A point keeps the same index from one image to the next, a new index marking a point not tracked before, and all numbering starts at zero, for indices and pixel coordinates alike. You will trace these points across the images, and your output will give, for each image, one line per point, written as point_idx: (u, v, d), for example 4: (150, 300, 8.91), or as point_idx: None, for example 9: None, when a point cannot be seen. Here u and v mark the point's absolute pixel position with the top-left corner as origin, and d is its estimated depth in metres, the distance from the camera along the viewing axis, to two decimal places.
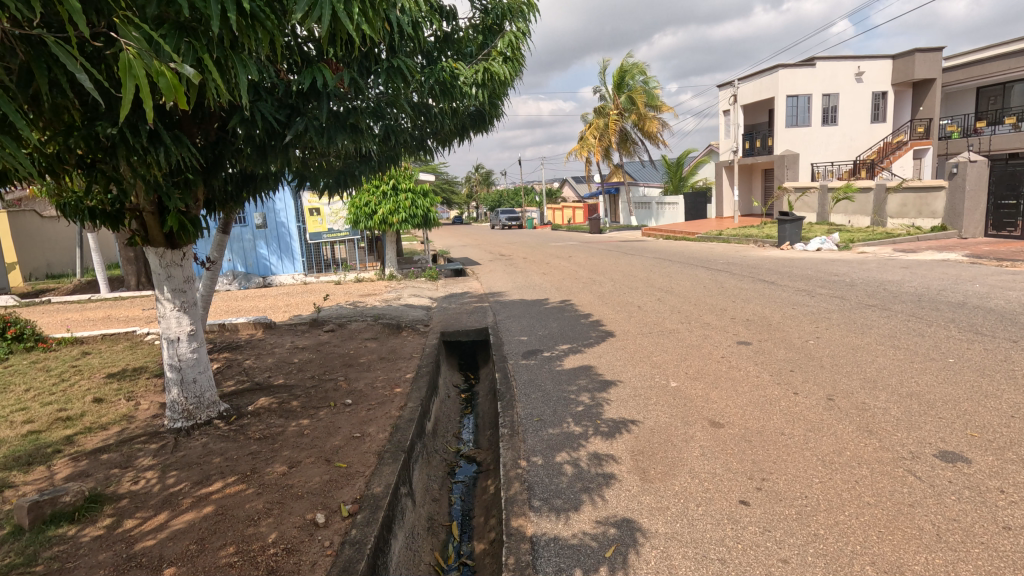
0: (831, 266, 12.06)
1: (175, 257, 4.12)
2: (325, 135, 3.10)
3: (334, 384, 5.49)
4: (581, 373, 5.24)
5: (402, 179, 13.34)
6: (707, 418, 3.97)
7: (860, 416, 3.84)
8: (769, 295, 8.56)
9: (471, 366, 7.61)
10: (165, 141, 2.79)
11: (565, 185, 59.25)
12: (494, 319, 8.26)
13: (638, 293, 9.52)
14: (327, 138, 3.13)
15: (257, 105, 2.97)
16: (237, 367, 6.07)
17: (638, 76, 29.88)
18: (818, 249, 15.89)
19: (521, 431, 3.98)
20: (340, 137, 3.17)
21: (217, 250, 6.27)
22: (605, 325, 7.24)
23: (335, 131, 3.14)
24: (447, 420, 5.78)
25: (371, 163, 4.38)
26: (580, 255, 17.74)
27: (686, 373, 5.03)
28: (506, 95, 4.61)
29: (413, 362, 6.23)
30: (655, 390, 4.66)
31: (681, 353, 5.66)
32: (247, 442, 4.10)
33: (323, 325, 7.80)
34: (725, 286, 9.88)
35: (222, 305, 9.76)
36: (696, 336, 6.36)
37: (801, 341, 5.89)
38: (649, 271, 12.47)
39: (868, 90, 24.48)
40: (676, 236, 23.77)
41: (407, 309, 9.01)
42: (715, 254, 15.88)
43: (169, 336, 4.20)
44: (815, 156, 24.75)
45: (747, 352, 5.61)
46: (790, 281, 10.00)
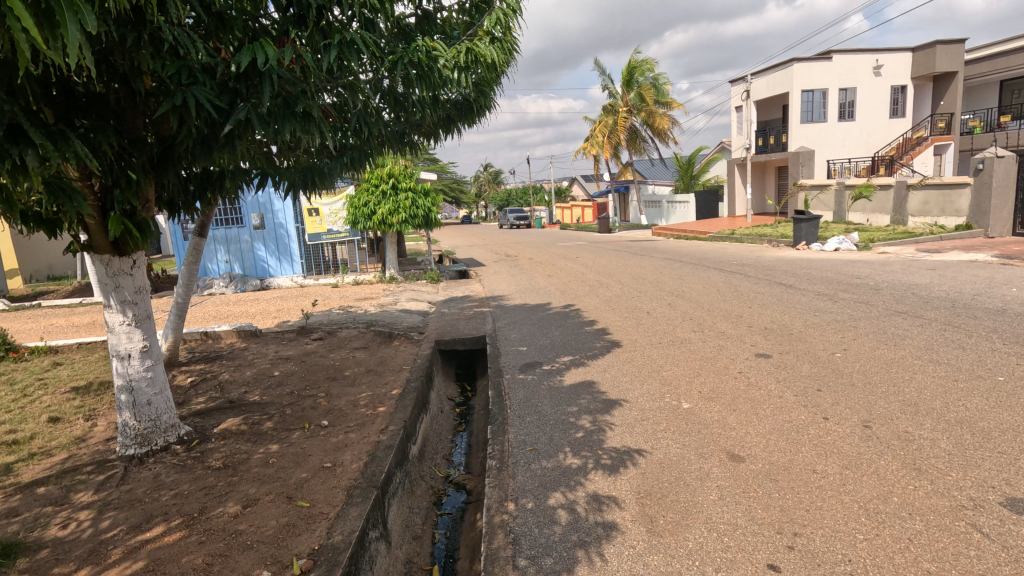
0: (852, 267, 11.44)
1: (124, 264, 3.66)
2: (271, 124, 2.65)
3: (313, 401, 5.03)
4: (582, 391, 4.74)
5: (402, 178, 12.90)
6: (725, 450, 3.46)
7: (904, 449, 3.31)
8: (788, 301, 8.00)
9: (468, 377, 7.14)
10: (42, 137, 2.34)
11: (575, 184, 58.66)
12: (493, 326, 7.77)
13: (647, 298, 8.99)
14: (273, 129, 2.68)
15: (189, 88, 2.52)
16: (213, 381, 5.63)
17: (647, 71, 29.20)
18: (836, 249, 15.26)
19: (511, 464, 3.49)
20: (289, 126, 2.71)
21: (193, 255, 5.85)
22: (611, 334, 6.73)
23: (282, 120, 2.68)
24: (436, 440, 5.30)
25: (345, 160, 3.96)
26: (588, 256, 17.21)
27: (700, 392, 4.51)
28: (494, 80, 4.15)
29: (402, 376, 5.76)
30: (665, 413, 4.14)
31: (695, 368, 5.14)
32: (204, 473, 3.65)
33: (311, 333, 7.35)
34: (740, 289, 9.32)
35: (212, 311, 9.37)
36: (710, 347, 5.83)
37: (827, 354, 5.35)
38: (659, 273, 11.93)
39: (886, 85, 23.69)
40: (687, 236, 23.14)
41: (403, 314, 8.55)
42: (729, 255, 15.29)
43: (118, 353, 3.75)
44: (831, 152, 23.98)
45: (768, 367, 5.08)
46: (810, 284, 9.42)
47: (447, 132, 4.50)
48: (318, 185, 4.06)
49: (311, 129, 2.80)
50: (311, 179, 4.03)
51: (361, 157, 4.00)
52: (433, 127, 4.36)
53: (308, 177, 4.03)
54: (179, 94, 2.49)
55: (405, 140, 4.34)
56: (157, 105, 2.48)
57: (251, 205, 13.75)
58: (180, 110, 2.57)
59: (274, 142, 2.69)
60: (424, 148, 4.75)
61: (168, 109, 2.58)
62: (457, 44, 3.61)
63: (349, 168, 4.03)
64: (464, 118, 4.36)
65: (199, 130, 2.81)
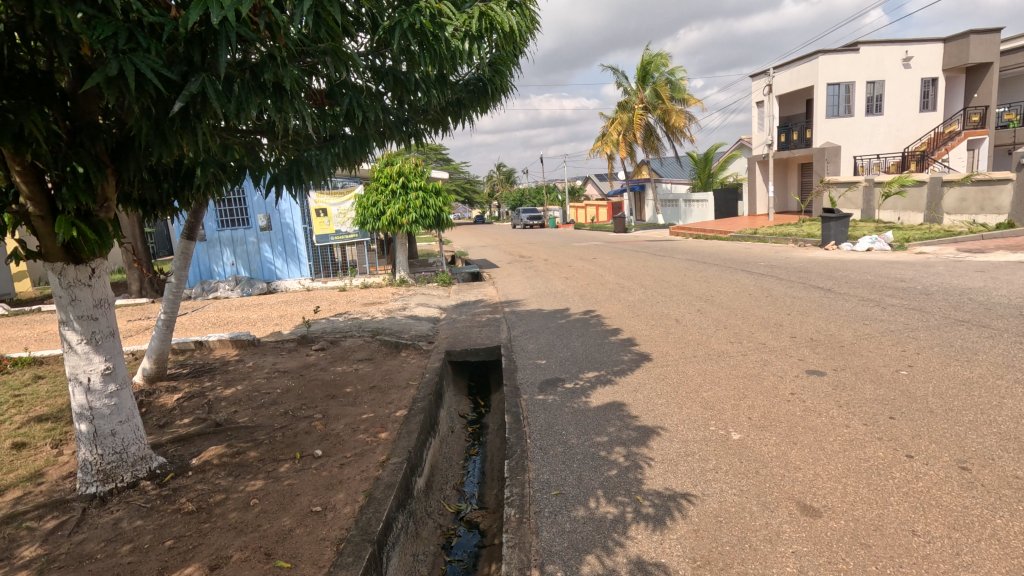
0: (892, 269, 10.68)
1: (81, 274, 3.15)
2: (235, 101, 2.10)
3: (309, 424, 4.49)
4: (612, 415, 4.13)
5: (412, 176, 12.39)
6: (794, 499, 2.84)
7: (1022, 502, 2.67)
8: (831, 307, 7.31)
9: (482, 392, 6.57)
10: None
11: (589, 183, 58.00)
12: (508, 335, 7.17)
13: (673, 303, 8.35)
14: (238, 107, 2.12)
15: (127, 55, 1.97)
16: (202, 399, 5.13)
17: (663, 67, 28.42)
18: (869, 249, 14.45)
19: (533, 514, 2.90)
20: (257, 104, 2.15)
21: (181, 262, 5.35)
22: (638, 345, 6.10)
23: (248, 95, 2.12)
24: (445, 468, 4.72)
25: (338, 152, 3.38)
26: (605, 257, 16.57)
27: (749, 420, 3.88)
28: (510, 57, 3.63)
29: (408, 394, 5.19)
30: (713, 446, 3.52)
31: (740, 390, 4.50)
32: (171, 519, 3.12)
33: (312, 343, 6.82)
34: (774, 293, 8.65)
35: (212, 317, 8.91)
36: (752, 363, 5.18)
37: (891, 371, 4.67)
38: (683, 276, 11.25)
39: (916, 77, 22.72)
40: (707, 236, 22.40)
41: (411, 321, 7.99)
42: (754, 256, 14.55)
43: (77, 381, 3.23)
44: (858, 148, 23.07)
45: (824, 388, 4.42)
46: (851, 288, 8.70)
47: (456, 120, 3.98)
48: (307, 182, 3.40)
49: (287, 110, 2.25)
50: (299, 174, 3.37)
51: (356, 148, 3.42)
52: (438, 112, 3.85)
53: (293, 172, 3.34)
54: (114, 63, 1.94)
55: (406, 129, 3.81)
56: (85, 78, 1.94)
57: (257, 205, 13.27)
58: (115, 83, 2.03)
59: (241, 128, 2.13)
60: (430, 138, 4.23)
61: (103, 85, 2.04)
62: (469, 9, 3.04)
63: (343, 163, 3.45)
64: (476, 102, 3.83)
65: (147, 110, 2.26)
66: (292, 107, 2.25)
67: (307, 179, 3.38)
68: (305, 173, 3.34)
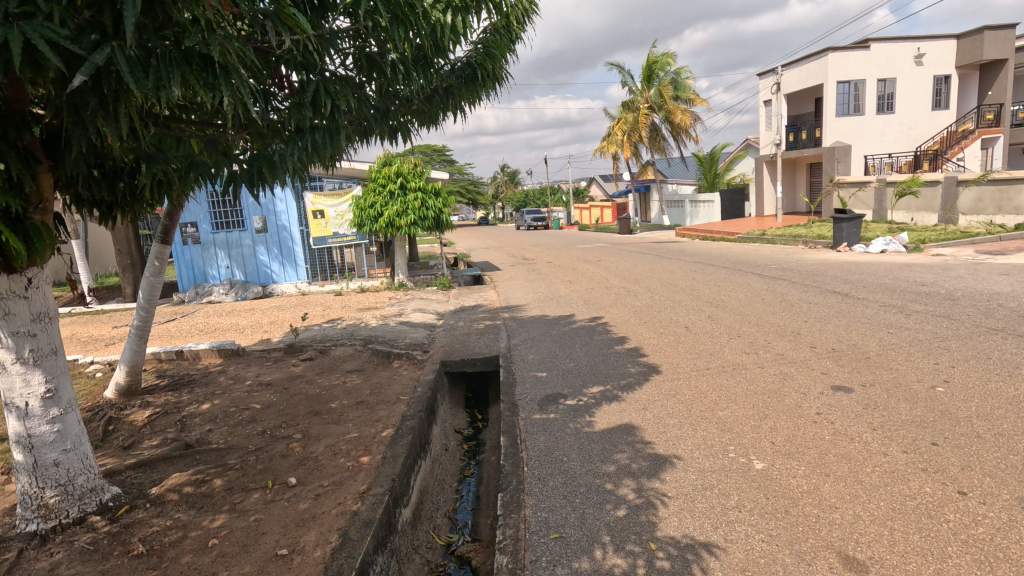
0: (910, 272, 10.23)
1: (14, 285, 2.78)
2: (150, 73, 1.78)
3: (286, 446, 4.09)
4: (620, 441, 3.71)
5: (411, 177, 12.04)
6: (835, 549, 2.43)
7: None
8: (851, 314, 6.87)
9: (479, 404, 6.18)
10: None
11: (594, 184, 57.59)
12: (507, 343, 6.77)
13: (682, 309, 7.93)
14: (156, 80, 1.82)
15: (17, 19, 1.62)
16: (174, 416, 4.76)
17: (668, 66, 27.98)
18: (883, 251, 14.00)
19: (528, 564, 2.51)
20: (179, 76, 1.85)
21: (154, 268, 5.01)
22: (647, 356, 5.68)
23: (170, 67, 1.81)
24: (437, 493, 4.32)
25: (309, 143, 2.95)
26: (610, 259, 16.16)
27: (774, 445, 3.47)
28: (501, 39, 3.39)
29: (397, 410, 4.79)
30: (734, 478, 3.11)
31: (761, 409, 4.08)
32: (116, 563, 2.74)
33: (300, 353, 6.44)
34: (789, 298, 8.21)
35: (200, 323, 8.57)
36: (773, 377, 4.75)
37: (927, 388, 4.24)
38: (692, 279, 10.82)
39: (928, 74, 22.21)
40: (713, 237, 21.96)
41: (406, 328, 7.59)
42: (764, 257, 14.10)
43: (13, 405, 2.86)
44: (868, 147, 22.55)
45: (855, 407, 3.99)
46: (870, 292, 8.25)
47: (444, 113, 3.73)
48: (270, 180, 2.93)
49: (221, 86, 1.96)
50: (261, 171, 2.92)
51: (325, 139, 2.99)
52: (423, 99, 3.58)
53: (255, 170, 2.88)
54: None
55: (387, 120, 3.52)
56: None
57: (253, 207, 12.95)
58: (2, 52, 1.69)
59: (163, 111, 1.83)
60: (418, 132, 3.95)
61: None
62: None
63: (314, 157, 3.02)
64: (465, 90, 3.58)
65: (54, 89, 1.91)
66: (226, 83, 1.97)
67: (269, 177, 2.93)
68: (268, 170, 2.88)
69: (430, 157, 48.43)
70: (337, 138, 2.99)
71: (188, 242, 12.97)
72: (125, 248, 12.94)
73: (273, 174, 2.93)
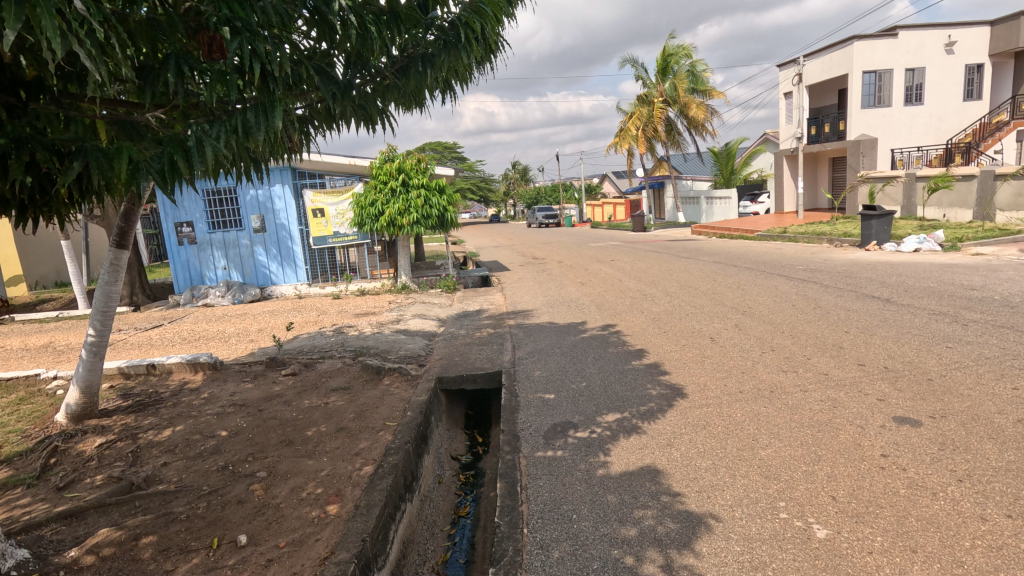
0: (952, 273, 9.44)
1: None
2: None
3: (246, 489, 3.47)
4: (641, 492, 3.04)
5: (414, 173, 11.39)
6: None
7: None
8: (899, 324, 6.12)
9: (480, 425, 5.53)
10: None
11: (607, 180, 56.78)
12: (512, 356, 6.12)
13: (705, 316, 7.22)
14: None
15: None
16: (128, 447, 4.16)
17: (683, 58, 27.11)
18: (916, 250, 13.15)
19: None
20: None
21: (110, 272, 4.44)
22: (669, 375, 4.97)
23: None
24: (424, 542, 3.68)
25: (238, 124, 2.45)
26: (625, 258, 15.44)
27: (838, 504, 2.77)
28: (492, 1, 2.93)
29: (381, 441, 4.15)
30: (791, 553, 2.42)
31: (812, 448, 3.37)
32: None
33: (282, 368, 5.82)
34: (823, 304, 7.46)
35: (185, 330, 8.01)
36: (820, 405, 4.03)
37: (1014, 422, 3.51)
38: (712, 282, 10.10)
39: (959, 64, 21.16)
40: (731, 234, 21.14)
41: (402, 337, 6.96)
42: (789, 257, 13.32)
43: None
44: (896, 140, 21.52)
45: (929, 448, 3.27)
46: (914, 298, 7.47)
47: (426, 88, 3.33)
48: (185, 173, 2.37)
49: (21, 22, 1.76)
50: (174, 161, 2.35)
51: (257, 118, 2.47)
52: (394, 69, 3.19)
53: (165, 161, 2.34)
54: None
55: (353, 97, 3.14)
56: None
57: (251, 205, 12.41)
58: None
59: None
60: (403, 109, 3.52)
61: None
62: None
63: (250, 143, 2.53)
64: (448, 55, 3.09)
65: None
66: (11, 13, 1.79)
67: (184, 169, 2.36)
68: (181, 160, 2.34)
69: (441, 154, 48.14)
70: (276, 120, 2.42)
71: (184, 242, 12.45)
72: None
73: (187, 169, 2.40)
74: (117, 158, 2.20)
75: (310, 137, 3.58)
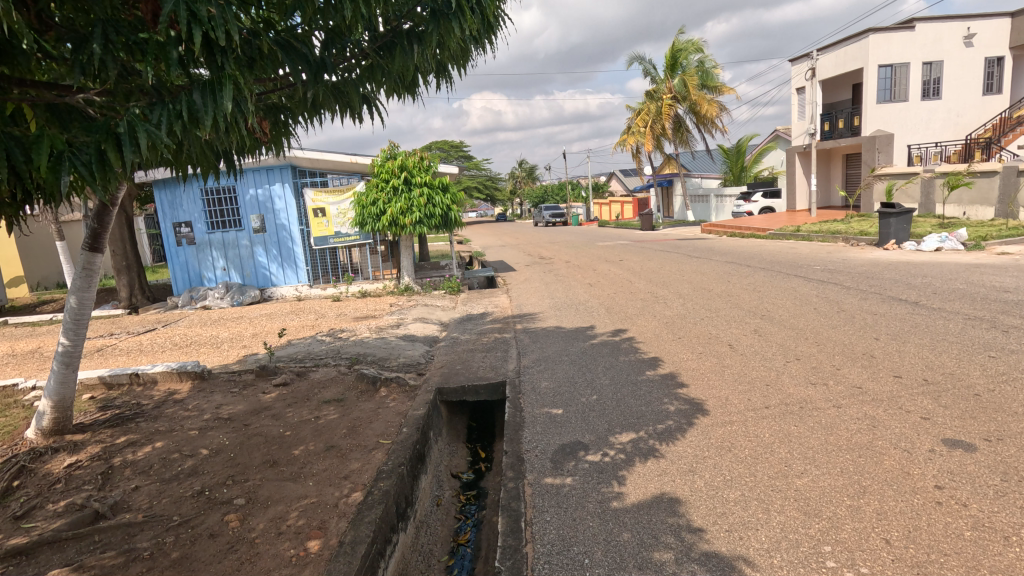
0: (981, 273, 8.98)
1: None
2: None
3: (219, 520, 3.12)
4: (661, 530, 2.65)
5: (416, 171, 11.04)
6: None
7: None
8: (933, 330, 5.69)
9: (483, 439, 5.17)
10: None
11: (614, 178, 56.32)
12: (517, 365, 5.75)
13: (722, 321, 6.81)
14: None
15: None
16: (98, 467, 3.83)
17: (692, 54, 26.63)
18: (938, 249, 12.66)
19: None
20: None
21: (83, 277, 4.10)
22: (687, 389, 4.58)
23: None
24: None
25: (182, 107, 2.24)
26: (634, 257, 15.05)
27: (895, 551, 2.38)
28: None
29: (374, 462, 3.79)
30: None
31: (855, 478, 2.98)
32: None
33: (273, 377, 5.49)
34: (847, 308, 7.04)
35: (178, 334, 7.71)
36: (857, 425, 3.63)
37: None
38: (727, 283, 9.69)
39: (979, 56, 20.54)
40: (742, 233, 20.66)
41: (402, 344, 6.59)
42: (804, 257, 12.86)
43: None
44: (912, 136, 20.94)
45: (990, 479, 2.87)
46: (945, 301, 7.03)
47: (409, 73, 3.11)
48: (116, 164, 2.15)
49: None
50: (103, 150, 2.14)
51: (203, 99, 2.24)
52: (377, 48, 3.02)
53: (93, 152, 2.14)
54: None
55: (331, 79, 2.98)
56: None
57: (250, 204, 12.08)
58: None
59: None
60: (386, 98, 3.30)
61: None
62: None
63: (198, 130, 2.32)
64: (437, 31, 2.84)
65: None
66: None
67: (115, 159, 2.15)
68: (110, 149, 2.13)
69: (448, 153, 47.88)
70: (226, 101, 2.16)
71: (183, 242, 12.21)
72: (120, 249, 12.34)
73: (120, 160, 2.20)
74: (35, 151, 2.01)
75: (286, 125, 3.38)
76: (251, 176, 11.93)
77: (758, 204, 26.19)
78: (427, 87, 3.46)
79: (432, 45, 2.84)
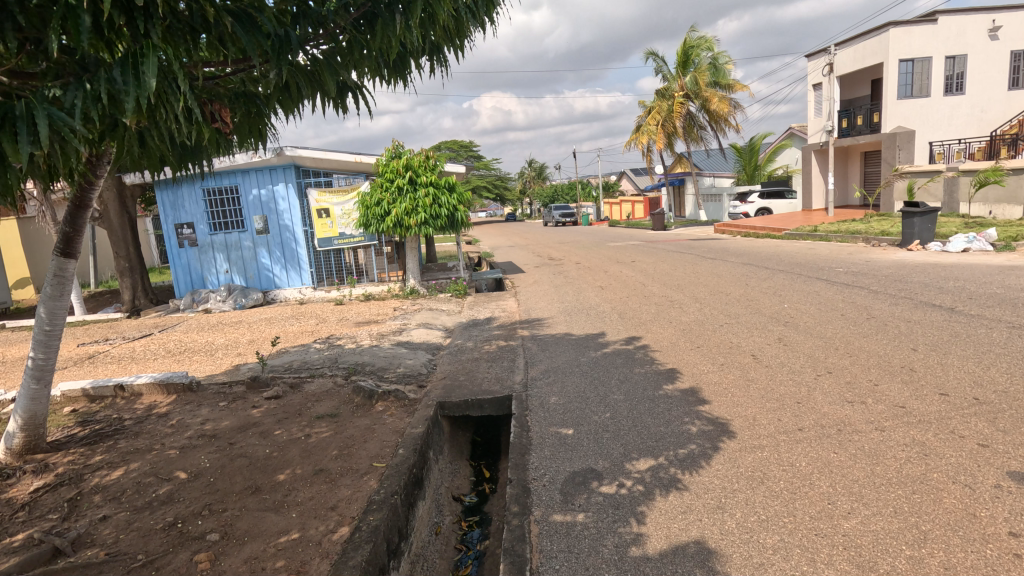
0: (1016, 276, 8.49)
1: None
2: None
3: (189, 560, 2.79)
4: None
5: (421, 171, 10.71)
6: None
7: None
8: (977, 340, 5.24)
9: (488, 457, 4.81)
10: None
11: (625, 177, 55.76)
12: (525, 376, 5.37)
13: (743, 329, 6.40)
14: None
15: None
16: (67, 493, 3.52)
17: (705, 51, 26.09)
18: (965, 250, 12.12)
19: None
20: None
21: (54, 287, 3.77)
22: (710, 406, 4.19)
23: None
24: None
25: (99, 91, 2.12)
26: (647, 259, 14.62)
27: None
28: None
29: (366, 490, 3.44)
30: None
31: (913, 521, 2.58)
32: None
33: (265, 390, 5.16)
34: (878, 314, 6.60)
35: (173, 341, 7.43)
36: (906, 453, 3.22)
37: None
38: (745, 286, 9.25)
39: (1004, 50, 19.87)
40: (757, 232, 20.13)
41: (403, 352, 6.23)
42: (824, 257, 12.38)
43: None
44: (934, 133, 20.28)
45: None
46: (983, 307, 6.57)
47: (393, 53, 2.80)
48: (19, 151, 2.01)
49: None
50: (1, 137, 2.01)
51: (123, 76, 2.09)
52: (353, 23, 2.76)
53: None
54: None
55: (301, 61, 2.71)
56: None
57: (253, 205, 11.81)
58: None
59: None
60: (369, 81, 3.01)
61: None
62: None
63: (120, 114, 2.17)
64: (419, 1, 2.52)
65: None
66: None
67: (15, 147, 2.01)
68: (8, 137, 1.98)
69: (457, 153, 47.64)
70: (147, 78, 2.01)
71: (185, 244, 11.98)
72: (122, 251, 12.13)
73: (19, 151, 2.06)
74: None
75: (263, 115, 3.16)
76: (254, 176, 11.65)
77: (755, 204, 25.49)
78: (416, 71, 3.15)
79: (414, 18, 2.52)
